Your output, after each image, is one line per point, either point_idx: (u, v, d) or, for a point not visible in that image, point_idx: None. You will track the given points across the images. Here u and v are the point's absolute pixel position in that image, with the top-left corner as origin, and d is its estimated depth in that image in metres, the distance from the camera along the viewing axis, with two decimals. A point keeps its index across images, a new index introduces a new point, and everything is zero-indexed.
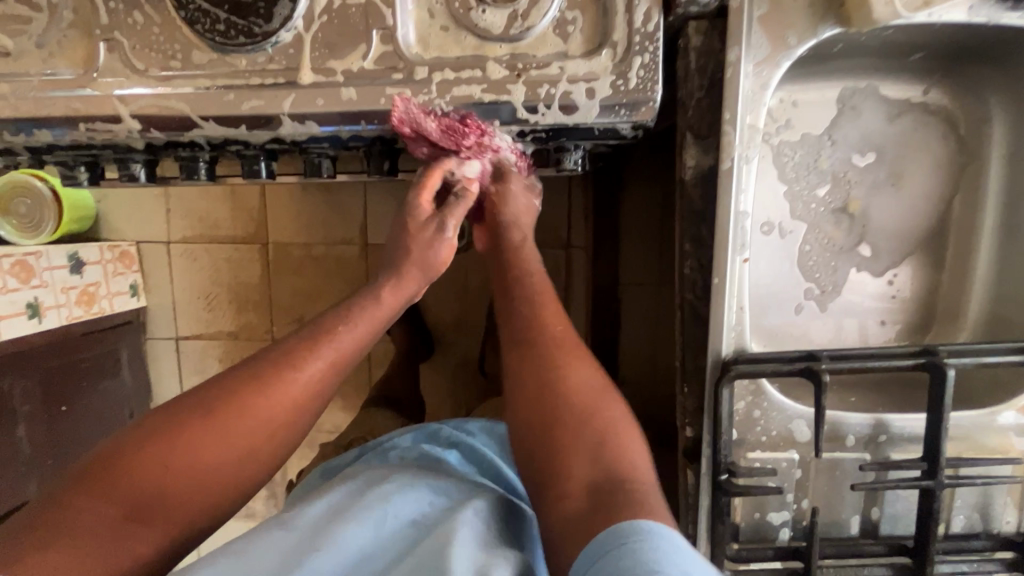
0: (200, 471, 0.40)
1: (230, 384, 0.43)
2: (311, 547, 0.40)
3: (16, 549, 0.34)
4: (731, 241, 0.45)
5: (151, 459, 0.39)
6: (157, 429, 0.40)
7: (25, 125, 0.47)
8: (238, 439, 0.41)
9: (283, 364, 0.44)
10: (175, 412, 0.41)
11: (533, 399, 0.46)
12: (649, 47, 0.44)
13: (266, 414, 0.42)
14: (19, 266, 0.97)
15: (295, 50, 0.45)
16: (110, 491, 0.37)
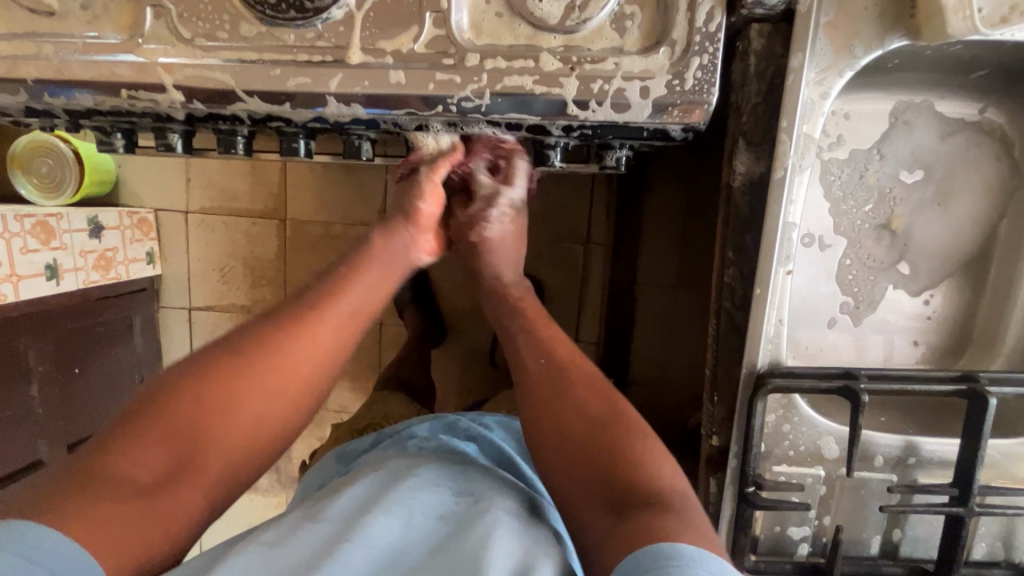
0: (226, 426, 0.44)
1: (256, 339, 0.46)
2: (340, 538, 0.40)
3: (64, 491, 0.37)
4: (777, 252, 0.44)
5: (185, 411, 0.42)
6: (188, 382, 0.44)
7: (66, 88, 0.47)
8: (261, 392, 0.45)
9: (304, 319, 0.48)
10: (206, 368, 0.45)
11: (534, 421, 0.49)
12: (709, 47, 0.42)
13: (289, 370, 0.46)
14: (40, 227, 0.96)
15: (345, 27, 0.44)
16: (148, 441, 0.41)
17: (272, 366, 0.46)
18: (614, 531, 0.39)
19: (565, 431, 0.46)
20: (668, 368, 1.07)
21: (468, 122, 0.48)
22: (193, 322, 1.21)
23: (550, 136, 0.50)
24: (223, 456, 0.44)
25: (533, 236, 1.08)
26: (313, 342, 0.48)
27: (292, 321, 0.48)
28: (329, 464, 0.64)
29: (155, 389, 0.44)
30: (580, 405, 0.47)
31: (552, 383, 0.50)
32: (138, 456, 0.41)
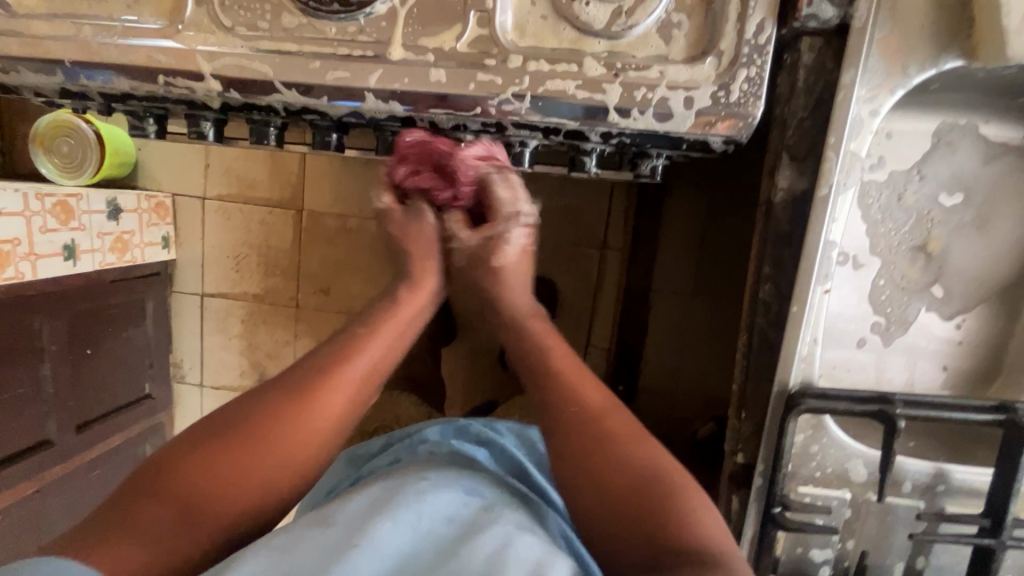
0: (248, 478, 0.44)
1: (276, 393, 0.47)
2: (347, 541, 0.40)
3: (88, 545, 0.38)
4: (816, 271, 0.43)
5: (206, 466, 0.43)
6: (209, 437, 0.44)
7: (102, 70, 0.46)
8: (283, 444, 0.45)
9: (326, 367, 0.49)
10: (228, 422, 0.45)
11: (562, 432, 0.48)
12: (757, 60, 0.42)
13: (314, 423, 0.46)
14: (60, 207, 0.97)
15: (387, 23, 0.44)
16: (168, 495, 0.42)
17: (301, 413, 0.46)
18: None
19: (591, 457, 0.46)
20: (678, 378, 1.07)
21: (506, 124, 0.47)
22: (207, 308, 1.22)
23: (588, 142, 0.49)
24: (250, 504, 0.44)
25: (550, 238, 1.08)
26: (336, 393, 0.48)
27: (322, 368, 0.48)
28: (340, 469, 0.64)
29: (178, 443, 0.45)
30: (618, 450, 0.46)
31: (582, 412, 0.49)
32: (159, 511, 0.41)
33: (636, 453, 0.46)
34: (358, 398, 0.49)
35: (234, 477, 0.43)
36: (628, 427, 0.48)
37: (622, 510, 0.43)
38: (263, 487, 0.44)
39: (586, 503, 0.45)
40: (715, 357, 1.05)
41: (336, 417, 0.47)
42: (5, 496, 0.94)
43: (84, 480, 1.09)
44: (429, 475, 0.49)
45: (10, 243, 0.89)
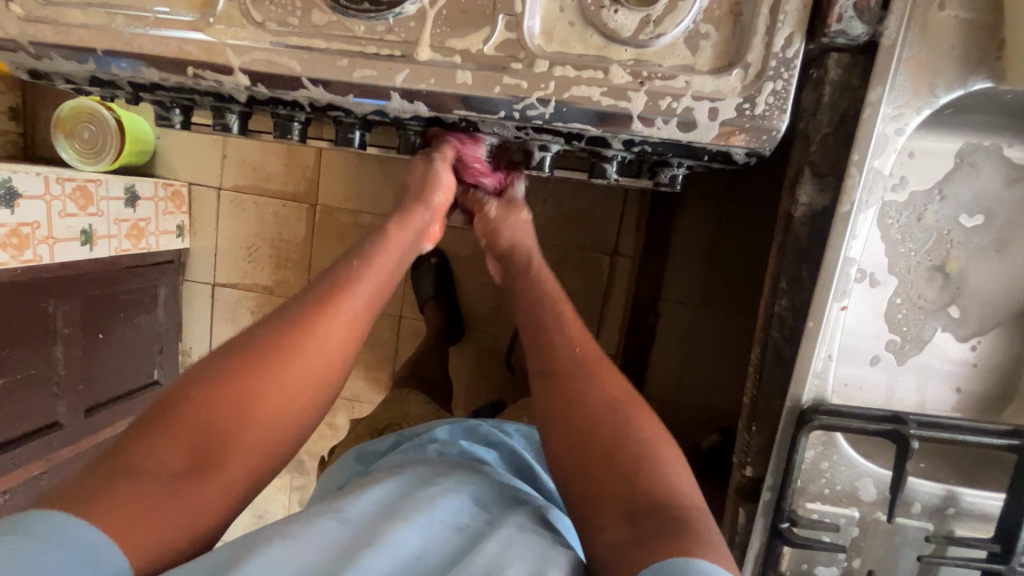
0: (241, 421, 0.46)
1: (266, 339, 0.49)
2: (360, 539, 0.41)
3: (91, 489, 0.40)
4: (834, 287, 0.43)
5: (199, 410, 0.45)
6: (202, 383, 0.46)
7: (132, 60, 0.47)
8: (275, 388, 0.47)
9: (312, 312, 0.50)
10: (219, 368, 0.47)
11: (568, 432, 0.48)
12: (785, 73, 0.42)
13: (303, 365, 0.49)
14: (80, 192, 0.98)
15: (416, 23, 0.44)
16: (166, 440, 0.44)
17: (282, 368, 0.47)
18: (640, 545, 0.39)
19: (583, 437, 0.46)
20: (684, 387, 1.07)
21: (528, 128, 0.47)
22: (217, 298, 1.23)
23: (609, 150, 0.49)
24: (244, 447, 0.46)
25: (561, 242, 1.08)
26: (324, 335, 0.50)
27: (309, 312, 0.50)
28: (348, 465, 0.65)
29: (171, 390, 0.46)
30: (589, 417, 0.47)
31: (577, 393, 0.49)
32: (156, 456, 0.43)
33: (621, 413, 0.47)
34: (337, 355, 0.51)
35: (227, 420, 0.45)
36: (606, 396, 0.49)
37: (606, 477, 0.44)
38: (256, 430, 0.46)
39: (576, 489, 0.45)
40: (723, 368, 1.05)
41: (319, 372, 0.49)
42: (12, 476, 0.94)
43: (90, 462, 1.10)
44: (442, 477, 0.50)
45: (30, 226, 0.90)
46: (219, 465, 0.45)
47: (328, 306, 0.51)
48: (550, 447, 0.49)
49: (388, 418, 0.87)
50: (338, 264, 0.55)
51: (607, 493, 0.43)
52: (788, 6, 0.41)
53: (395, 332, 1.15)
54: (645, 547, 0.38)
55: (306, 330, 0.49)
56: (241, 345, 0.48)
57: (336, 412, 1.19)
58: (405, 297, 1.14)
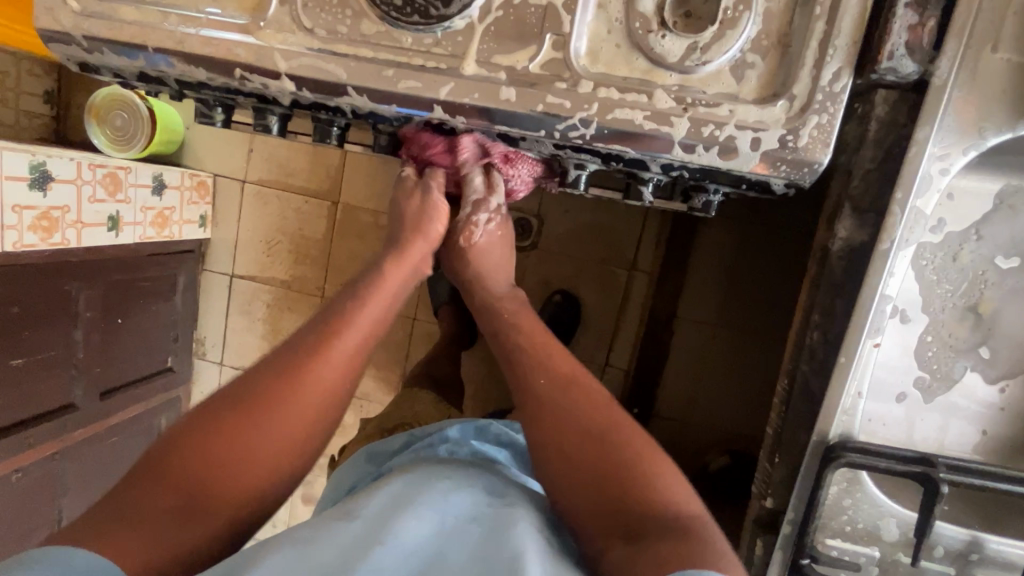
0: (237, 455, 0.47)
1: (252, 382, 0.50)
2: (372, 540, 0.40)
3: (95, 532, 0.41)
4: (869, 324, 0.43)
5: (191, 452, 0.46)
6: (192, 429, 0.47)
7: (182, 59, 0.48)
8: (268, 419, 0.48)
9: (305, 347, 0.51)
10: (206, 416, 0.48)
11: (572, 455, 0.49)
12: (830, 108, 0.41)
13: (304, 398, 0.50)
14: (110, 178, 1.00)
15: (463, 38, 0.44)
16: (162, 484, 0.45)
17: (257, 425, 0.48)
18: (636, 554, 0.41)
19: (594, 477, 0.47)
20: (694, 407, 1.07)
21: (567, 148, 0.48)
22: (234, 289, 1.24)
23: (647, 174, 0.49)
24: (245, 476, 0.47)
25: (578, 255, 1.09)
26: (321, 372, 0.51)
27: (306, 352, 0.51)
28: (359, 464, 0.65)
29: (163, 443, 0.47)
30: (604, 441, 0.48)
31: (587, 426, 0.50)
32: (153, 497, 0.44)
33: (623, 441, 0.48)
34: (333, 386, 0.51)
35: (224, 455, 0.47)
36: (620, 432, 0.49)
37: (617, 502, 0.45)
38: (254, 459, 0.47)
39: (592, 522, 0.46)
40: (734, 389, 1.05)
41: (300, 423, 0.50)
42: (26, 455, 0.95)
43: (101, 445, 1.12)
44: (451, 474, 0.51)
45: (60, 210, 0.91)
46: (223, 495, 0.46)
47: (305, 362, 0.51)
48: (547, 458, 0.50)
49: (399, 418, 0.86)
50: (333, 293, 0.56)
51: (620, 505, 0.45)
52: (837, 40, 0.40)
53: (408, 334, 1.16)
54: (654, 550, 0.41)
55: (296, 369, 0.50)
56: (226, 397, 0.49)
57: (344, 410, 1.20)
58: (420, 299, 1.15)
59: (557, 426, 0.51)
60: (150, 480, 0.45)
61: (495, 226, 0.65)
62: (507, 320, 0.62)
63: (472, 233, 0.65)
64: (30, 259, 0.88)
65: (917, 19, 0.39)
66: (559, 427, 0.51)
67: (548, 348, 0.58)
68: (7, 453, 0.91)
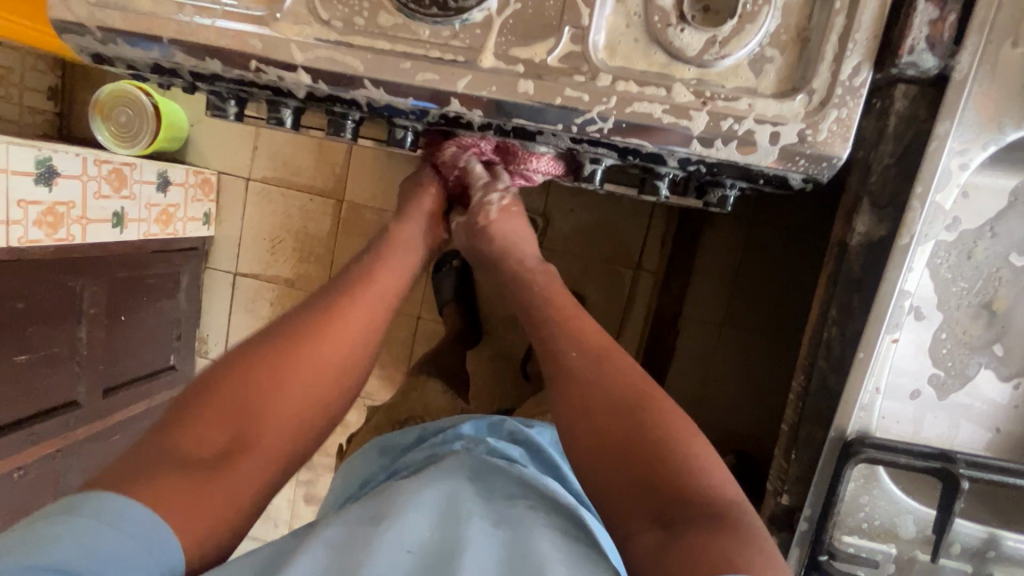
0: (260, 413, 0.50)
1: (278, 342, 0.53)
2: (397, 539, 0.41)
3: (124, 475, 0.43)
4: (888, 319, 0.43)
5: (220, 403, 0.49)
6: (221, 383, 0.50)
7: (197, 51, 0.47)
8: (291, 379, 0.51)
9: (328, 312, 0.56)
10: (234, 373, 0.51)
11: (602, 444, 0.48)
12: (850, 102, 0.41)
13: (324, 358, 0.53)
14: (115, 174, 0.99)
15: (482, 31, 0.44)
16: (188, 433, 0.47)
17: (281, 384, 0.51)
18: (673, 542, 0.40)
19: (625, 471, 0.45)
20: (699, 406, 1.07)
21: (584, 142, 0.47)
22: (238, 287, 1.24)
23: (663, 170, 0.49)
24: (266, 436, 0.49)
25: (583, 254, 1.08)
26: (343, 329, 0.55)
27: (327, 312, 0.56)
28: (372, 457, 0.65)
29: (193, 393, 0.50)
30: (636, 424, 0.47)
31: (618, 409, 0.49)
32: (183, 447, 0.46)
33: (654, 421, 0.47)
34: (344, 362, 0.55)
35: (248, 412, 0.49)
36: (656, 417, 0.48)
37: (648, 494, 0.44)
38: (274, 418, 0.50)
39: (619, 515, 0.45)
40: (739, 389, 1.04)
41: (320, 387, 0.53)
42: (29, 453, 0.94)
43: (103, 443, 1.11)
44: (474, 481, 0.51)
45: (65, 205, 0.91)
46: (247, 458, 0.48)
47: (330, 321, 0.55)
48: (578, 450, 0.49)
49: (409, 409, 0.87)
50: (340, 280, 0.60)
51: (654, 495, 0.43)
52: (858, 34, 0.40)
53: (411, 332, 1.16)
54: (687, 541, 0.40)
55: (323, 329, 0.54)
56: (252, 355, 0.52)
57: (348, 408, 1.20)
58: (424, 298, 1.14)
59: (590, 414, 0.49)
60: (179, 429, 0.47)
61: (506, 202, 0.69)
62: (521, 316, 0.62)
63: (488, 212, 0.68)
64: (35, 254, 0.87)
65: (938, 13, 0.39)
66: (592, 415, 0.49)
67: (575, 327, 0.57)
68: (10, 450, 0.90)
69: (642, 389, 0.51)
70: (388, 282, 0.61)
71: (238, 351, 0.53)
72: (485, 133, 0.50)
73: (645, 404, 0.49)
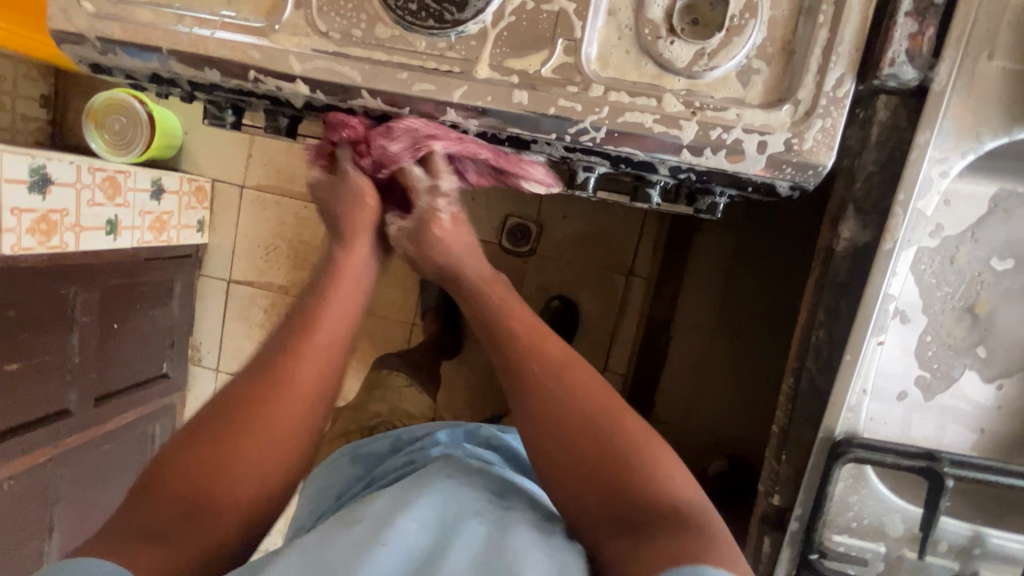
0: (233, 452, 0.49)
1: (245, 382, 0.52)
2: (372, 540, 0.41)
3: (110, 545, 0.43)
4: (873, 322, 0.44)
5: (194, 456, 0.48)
6: (196, 436, 0.49)
7: (196, 62, 0.48)
8: (263, 415, 0.50)
9: (289, 336, 0.55)
10: (206, 425, 0.50)
11: (567, 455, 0.49)
12: (835, 112, 0.43)
13: (295, 386, 0.52)
14: (109, 182, 0.99)
15: (477, 42, 0.45)
16: (165, 491, 0.47)
17: (254, 421, 0.50)
18: (638, 546, 0.43)
19: (593, 482, 0.48)
20: (690, 410, 1.08)
21: (577, 150, 0.48)
22: (232, 294, 1.24)
23: (654, 179, 0.50)
24: (241, 475, 0.49)
25: (576, 260, 1.10)
26: (310, 360, 0.54)
27: (289, 344, 0.54)
28: (345, 467, 0.67)
29: (166, 453, 0.49)
30: (596, 432, 0.49)
31: (578, 417, 0.50)
32: (159, 509, 0.46)
33: (612, 428, 0.49)
34: (314, 392, 0.53)
35: (223, 456, 0.48)
36: (612, 422, 0.50)
37: (619, 505, 0.46)
38: (249, 452, 0.49)
39: (591, 524, 0.47)
40: (733, 394, 1.06)
41: (295, 417, 0.52)
42: (19, 463, 0.93)
43: (94, 452, 1.10)
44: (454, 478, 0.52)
45: (59, 213, 0.91)
46: (228, 499, 0.48)
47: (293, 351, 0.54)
48: (543, 464, 0.50)
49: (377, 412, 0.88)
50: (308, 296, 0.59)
51: (620, 504, 0.46)
52: (841, 47, 0.42)
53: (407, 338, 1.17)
54: (652, 545, 0.42)
55: (289, 358, 0.53)
56: (223, 399, 0.51)
57: None
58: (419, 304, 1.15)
59: (550, 425, 0.50)
60: (155, 488, 0.47)
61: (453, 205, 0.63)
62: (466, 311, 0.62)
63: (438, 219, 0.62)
64: (28, 262, 0.87)
65: (918, 27, 0.40)
66: (553, 427, 0.50)
67: (524, 324, 0.57)
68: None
69: (595, 392, 0.52)
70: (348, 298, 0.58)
71: (208, 402, 0.52)
72: (480, 142, 0.52)
73: (605, 413, 0.50)
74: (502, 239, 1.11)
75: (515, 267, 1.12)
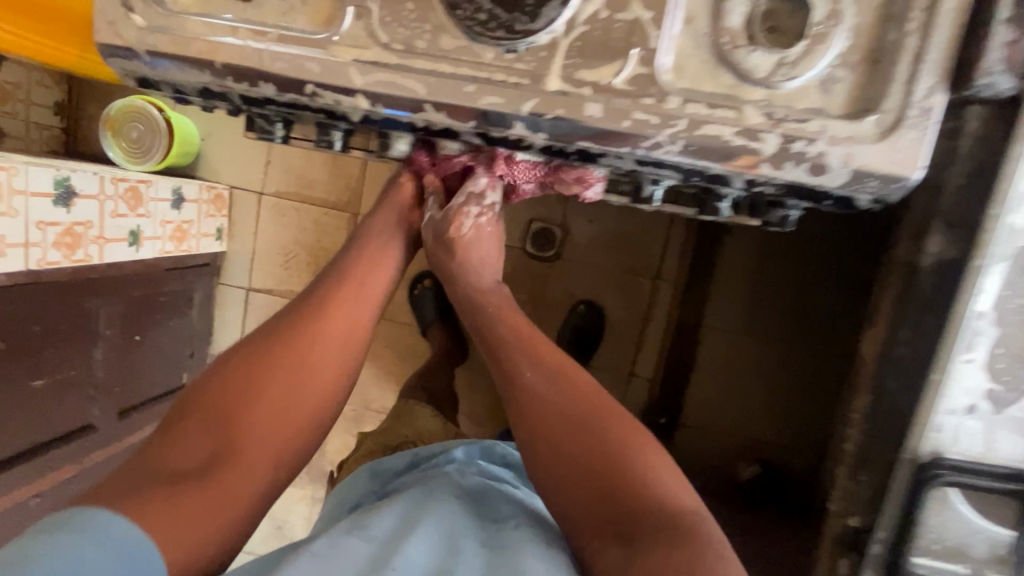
0: (256, 411, 0.54)
1: (268, 344, 0.58)
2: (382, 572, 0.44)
3: (127, 483, 0.48)
4: (962, 340, 0.42)
5: (219, 401, 0.54)
6: (219, 387, 0.55)
7: (251, 76, 0.46)
8: (283, 380, 0.56)
9: (309, 321, 0.60)
10: (232, 377, 0.56)
11: (566, 462, 0.51)
12: (923, 123, 0.41)
13: (317, 354, 0.59)
14: (132, 193, 0.97)
15: (547, 53, 0.43)
16: (186, 437, 0.52)
17: (272, 384, 0.56)
18: (628, 558, 0.45)
19: (589, 491, 0.50)
20: (719, 417, 1.06)
21: (648, 163, 0.47)
22: (251, 303, 1.22)
23: (724, 191, 0.49)
24: (263, 429, 0.54)
25: (602, 264, 1.09)
26: (328, 337, 0.60)
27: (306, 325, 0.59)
28: (363, 482, 0.68)
29: (193, 398, 0.55)
30: (594, 439, 0.52)
31: (577, 423, 0.53)
32: (185, 448, 0.51)
33: (613, 441, 0.51)
34: (338, 355, 0.60)
35: (244, 409, 0.54)
36: (613, 429, 0.52)
37: (611, 513, 0.48)
38: (269, 412, 0.55)
39: (583, 531, 0.49)
40: (767, 401, 1.04)
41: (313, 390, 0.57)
42: (44, 479, 0.91)
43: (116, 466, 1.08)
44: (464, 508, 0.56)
45: (83, 225, 0.88)
46: (248, 451, 0.53)
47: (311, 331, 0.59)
48: (542, 464, 0.53)
49: (401, 435, 0.86)
50: (327, 280, 0.64)
51: (613, 513, 0.48)
52: (930, 55, 0.40)
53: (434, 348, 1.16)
54: (641, 556, 0.44)
55: (312, 329, 0.59)
56: (247, 357, 0.57)
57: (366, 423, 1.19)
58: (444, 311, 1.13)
59: (551, 428, 0.53)
60: (180, 430, 0.53)
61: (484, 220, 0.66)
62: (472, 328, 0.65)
63: (461, 224, 0.66)
64: (53, 276, 0.85)
65: (1015, 35, 0.38)
66: (552, 433, 0.53)
67: (527, 338, 0.60)
68: (25, 478, 0.87)
69: (597, 403, 0.54)
70: (361, 298, 0.63)
71: (237, 353, 0.58)
72: (543, 155, 0.50)
73: (601, 419, 0.53)
74: (526, 244, 1.09)
75: (541, 272, 1.11)
